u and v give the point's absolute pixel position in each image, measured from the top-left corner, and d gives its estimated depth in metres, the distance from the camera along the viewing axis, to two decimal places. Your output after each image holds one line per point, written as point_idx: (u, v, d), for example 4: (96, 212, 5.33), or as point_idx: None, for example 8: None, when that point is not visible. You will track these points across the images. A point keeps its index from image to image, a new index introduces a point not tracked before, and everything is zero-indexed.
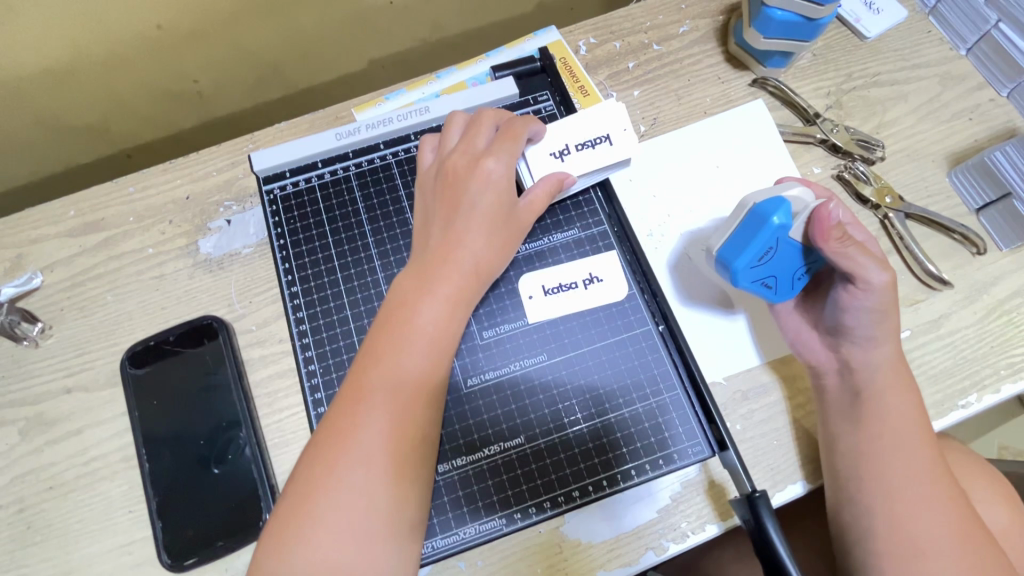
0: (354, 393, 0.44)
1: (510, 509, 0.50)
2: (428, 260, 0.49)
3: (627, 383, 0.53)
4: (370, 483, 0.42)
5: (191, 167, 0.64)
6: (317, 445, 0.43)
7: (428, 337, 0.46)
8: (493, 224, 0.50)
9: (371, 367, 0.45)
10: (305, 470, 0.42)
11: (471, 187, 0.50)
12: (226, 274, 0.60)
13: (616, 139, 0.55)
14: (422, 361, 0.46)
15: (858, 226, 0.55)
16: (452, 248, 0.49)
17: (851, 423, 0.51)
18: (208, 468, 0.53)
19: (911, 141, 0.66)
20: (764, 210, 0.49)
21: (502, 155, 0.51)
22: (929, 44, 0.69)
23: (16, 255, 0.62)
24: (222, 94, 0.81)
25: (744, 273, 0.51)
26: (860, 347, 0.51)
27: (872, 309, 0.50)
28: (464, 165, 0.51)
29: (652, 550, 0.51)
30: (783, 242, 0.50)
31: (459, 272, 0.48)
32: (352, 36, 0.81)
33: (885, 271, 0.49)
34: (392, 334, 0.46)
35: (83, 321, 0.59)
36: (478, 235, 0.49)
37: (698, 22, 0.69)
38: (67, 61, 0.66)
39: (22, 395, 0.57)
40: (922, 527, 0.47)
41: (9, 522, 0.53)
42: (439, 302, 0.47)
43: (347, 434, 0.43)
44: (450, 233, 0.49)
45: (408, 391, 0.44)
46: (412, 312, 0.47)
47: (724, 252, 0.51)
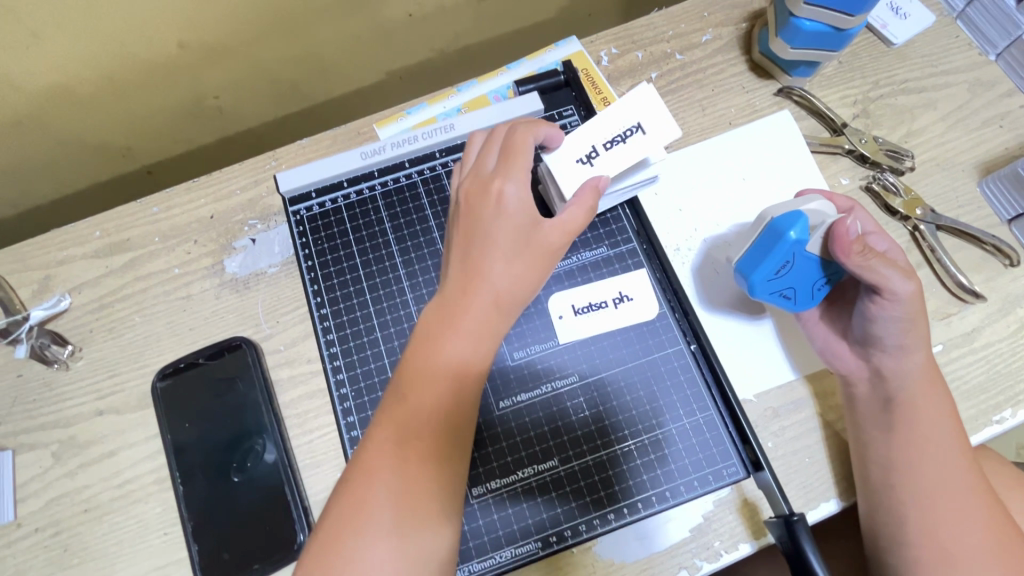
0: (377, 434, 0.44)
1: (545, 532, 0.50)
2: (449, 293, 0.47)
3: (659, 404, 0.53)
4: (394, 520, 0.41)
5: (214, 186, 0.64)
6: (345, 480, 0.44)
7: (450, 375, 0.45)
8: (516, 252, 0.47)
9: (394, 406, 0.45)
10: (333, 505, 0.43)
11: (490, 215, 0.48)
12: (253, 294, 0.60)
13: (649, 126, 0.52)
14: (444, 401, 0.44)
15: (883, 235, 0.55)
16: (472, 279, 0.47)
17: (882, 430, 0.50)
18: (228, 476, 0.53)
19: (941, 150, 0.65)
20: (780, 224, 0.49)
21: (519, 177, 0.48)
22: (957, 50, 0.68)
23: (43, 276, 0.62)
24: (241, 109, 0.81)
25: (760, 285, 0.51)
26: (889, 356, 0.50)
27: (899, 318, 0.49)
28: (478, 191, 0.49)
29: (686, 569, 0.51)
30: (799, 256, 0.50)
31: (480, 305, 0.46)
32: (370, 48, 0.80)
33: (910, 280, 0.48)
34: (414, 372, 0.45)
35: (112, 343, 0.59)
36: (497, 264, 0.47)
37: (721, 31, 0.69)
38: (89, 81, 0.66)
39: (54, 418, 0.57)
40: (964, 549, 0.47)
41: (45, 545, 0.54)
42: (458, 338, 0.45)
43: (371, 474, 0.43)
44: (468, 264, 0.47)
45: (431, 431, 0.44)
46: (432, 348, 0.45)
47: (741, 265, 0.52)
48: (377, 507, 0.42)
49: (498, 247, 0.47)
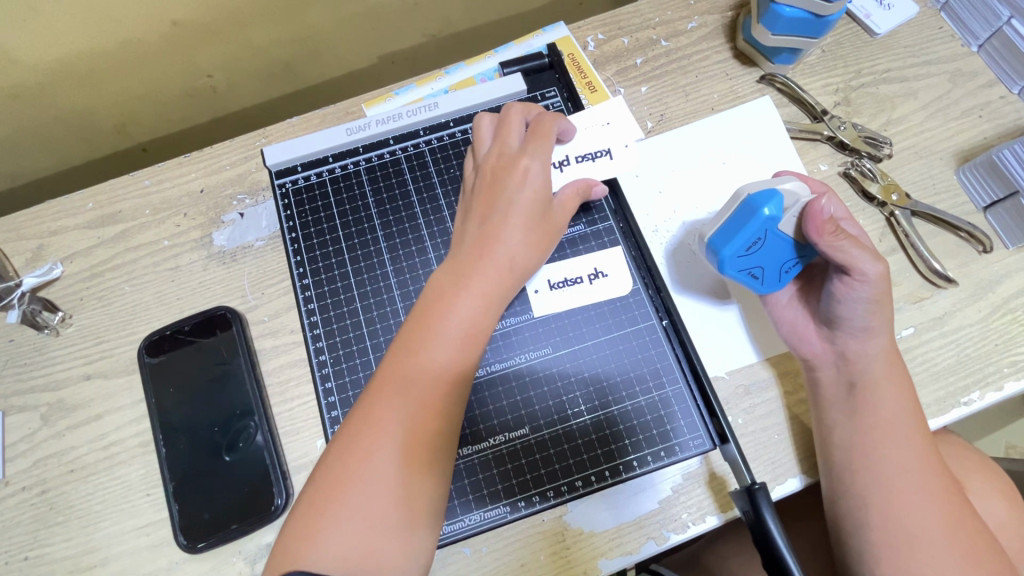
0: (389, 384, 0.45)
1: (514, 497, 0.52)
2: (467, 257, 0.49)
3: (630, 376, 0.55)
4: (400, 469, 0.42)
5: (203, 162, 0.65)
6: (349, 435, 0.43)
7: (465, 334, 0.47)
8: (528, 222, 0.50)
9: (405, 362, 0.45)
10: (334, 456, 0.43)
11: (510, 187, 0.51)
12: (239, 265, 0.62)
13: (617, 154, 0.57)
14: (457, 359, 0.46)
15: (852, 222, 0.56)
16: (490, 245, 0.49)
17: (843, 414, 0.51)
18: (219, 455, 0.54)
19: (920, 138, 0.65)
20: (755, 200, 0.49)
21: (537, 153, 0.52)
22: (940, 41, 0.69)
23: (37, 246, 0.63)
24: (235, 89, 0.83)
25: (730, 260, 0.52)
26: (856, 338, 0.51)
27: (866, 300, 0.50)
28: (502, 166, 0.52)
29: (653, 540, 0.52)
30: (771, 234, 0.50)
31: (496, 269, 0.49)
32: (362, 31, 0.82)
33: (879, 262, 0.49)
34: (428, 330, 0.46)
35: (102, 310, 0.61)
36: (516, 233, 0.50)
37: (706, 18, 0.69)
38: (85, 57, 0.67)
39: (43, 381, 0.59)
40: (917, 521, 0.48)
41: (32, 503, 0.55)
42: (475, 297, 0.48)
43: (381, 426, 0.43)
44: (489, 231, 0.50)
45: (442, 386, 0.45)
46: (447, 306, 0.47)
47: (713, 241, 0.52)
48: (385, 456, 0.42)
49: (513, 217, 0.50)
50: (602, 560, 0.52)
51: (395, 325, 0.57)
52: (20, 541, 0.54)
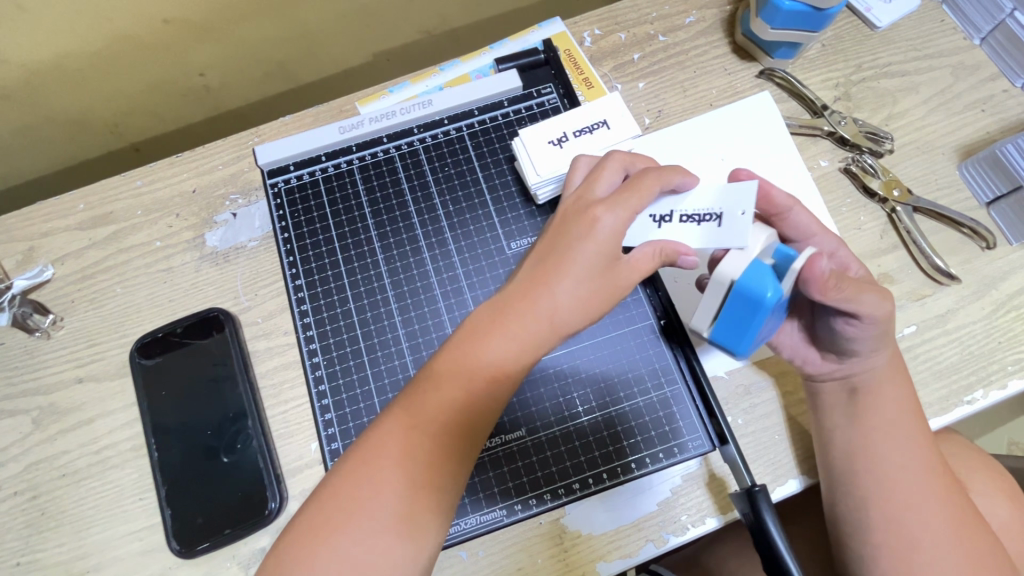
0: (410, 417, 0.42)
1: (510, 500, 0.52)
2: (514, 303, 0.42)
3: (628, 376, 0.54)
4: (407, 502, 0.40)
5: (196, 162, 0.64)
6: (362, 453, 0.41)
7: (492, 377, 0.42)
8: (584, 271, 0.42)
9: (430, 394, 0.42)
10: (340, 472, 0.41)
11: (572, 233, 0.43)
12: (232, 266, 0.61)
13: (613, 123, 0.58)
14: (484, 401, 0.42)
15: (826, 233, 0.54)
16: (534, 290, 0.42)
17: (841, 417, 0.50)
18: (214, 459, 0.54)
19: (921, 133, 0.64)
20: (753, 294, 0.42)
21: (615, 206, 0.43)
22: (942, 34, 0.68)
23: (27, 247, 0.63)
24: (228, 87, 0.82)
25: (748, 350, 0.45)
26: (861, 359, 0.49)
27: (873, 334, 0.47)
28: (573, 212, 0.45)
29: (652, 542, 0.51)
30: (776, 310, 0.44)
31: (533, 320, 0.42)
32: (356, 27, 0.81)
33: (883, 300, 0.45)
34: (458, 362, 0.42)
35: (93, 312, 0.60)
36: (567, 282, 0.42)
37: (704, 13, 0.68)
38: (74, 57, 0.67)
39: (35, 385, 0.58)
40: (916, 520, 0.47)
41: (24, 508, 0.55)
42: (512, 346, 0.41)
43: (396, 454, 0.40)
44: (540, 274, 0.43)
45: (465, 423, 0.42)
46: (480, 341, 0.42)
47: (722, 338, 0.45)
48: (396, 482, 0.40)
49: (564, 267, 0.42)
50: (600, 563, 0.51)
51: (389, 327, 0.57)
52: (12, 547, 0.54)
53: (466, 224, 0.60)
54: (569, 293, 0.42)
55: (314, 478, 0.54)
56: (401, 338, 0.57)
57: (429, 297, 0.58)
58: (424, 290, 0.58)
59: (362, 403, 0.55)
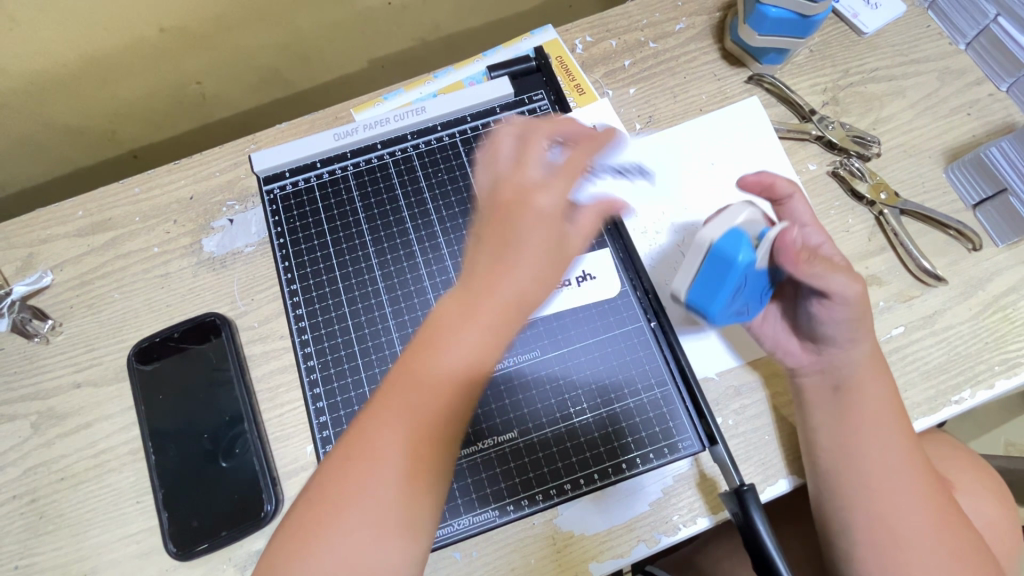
0: (377, 424, 0.39)
1: (503, 501, 0.52)
2: (472, 290, 0.40)
3: (620, 378, 0.55)
4: (390, 513, 0.38)
5: (193, 169, 0.65)
6: (330, 469, 0.39)
7: (459, 378, 0.39)
8: (541, 248, 0.41)
9: (397, 399, 0.39)
10: (312, 491, 0.39)
11: (523, 217, 0.42)
12: (229, 271, 0.62)
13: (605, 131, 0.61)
14: (455, 401, 0.40)
15: (818, 228, 0.55)
16: (493, 277, 0.40)
17: (829, 415, 0.51)
18: (211, 462, 0.54)
19: (908, 136, 0.65)
20: (731, 255, 0.47)
21: (557, 186, 0.42)
22: (928, 39, 0.69)
23: (27, 254, 0.63)
24: (226, 94, 0.83)
25: (722, 313, 0.49)
26: (841, 348, 0.51)
27: (846, 317, 0.50)
28: (516, 194, 0.43)
29: (644, 542, 0.52)
30: (750, 275, 0.48)
31: (494, 306, 0.40)
32: (352, 36, 0.82)
33: (854, 281, 0.48)
34: (421, 361, 0.39)
35: (91, 317, 0.61)
36: (527, 265, 0.41)
37: (694, 20, 0.69)
38: (73, 66, 0.68)
39: (33, 389, 0.59)
40: (903, 519, 0.48)
41: (22, 511, 0.55)
42: (479, 335, 0.39)
43: (365, 471, 0.38)
44: (497, 262, 0.41)
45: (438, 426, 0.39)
46: (439, 340, 0.40)
47: (694, 296, 0.49)
48: (377, 495, 0.38)
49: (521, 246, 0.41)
50: (593, 563, 0.52)
51: (383, 329, 0.58)
52: (10, 550, 0.54)
53: (459, 229, 0.61)
54: (529, 273, 0.41)
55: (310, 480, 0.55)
56: (395, 341, 0.57)
57: (422, 300, 0.59)
58: (417, 293, 0.59)
59: (357, 406, 0.56)
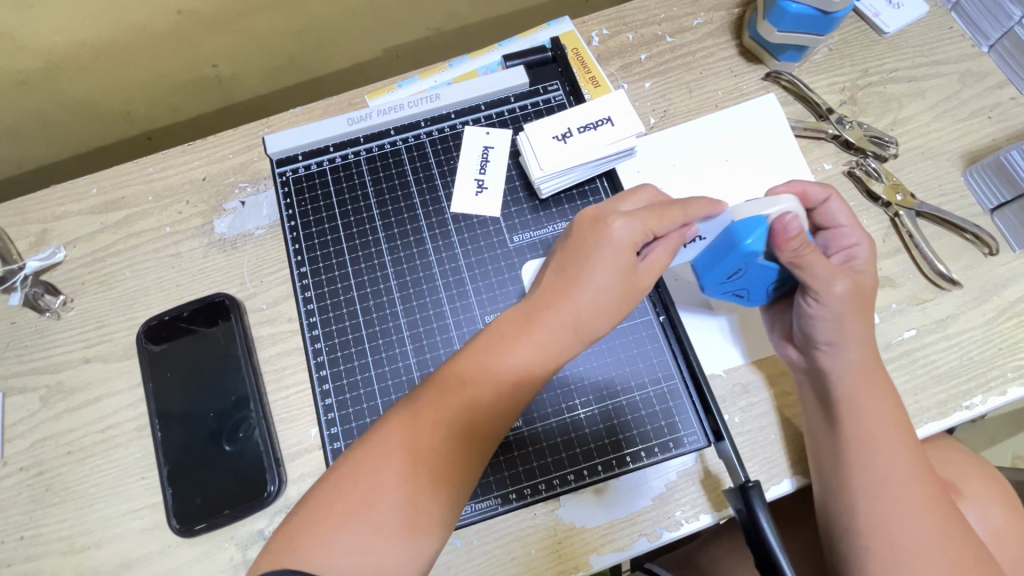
0: (435, 408, 0.43)
1: (504, 490, 0.52)
2: (540, 308, 0.46)
3: (626, 371, 0.55)
4: (421, 489, 0.41)
5: (206, 150, 0.65)
6: (373, 441, 0.42)
7: (514, 380, 0.45)
8: (610, 278, 0.46)
9: (456, 393, 0.44)
10: (357, 456, 0.42)
11: (595, 247, 0.47)
12: (239, 253, 0.62)
13: (617, 119, 0.58)
14: (505, 401, 0.45)
15: (856, 231, 0.52)
16: (557, 299, 0.46)
17: (826, 422, 0.51)
18: (217, 444, 0.54)
19: (926, 138, 0.65)
20: (736, 233, 0.48)
21: (638, 221, 0.46)
22: (950, 41, 0.68)
23: (41, 229, 0.64)
24: (241, 77, 0.83)
25: (711, 284, 0.53)
26: (821, 352, 0.51)
27: (827, 319, 0.49)
28: (588, 226, 0.48)
29: (646, 537, 0.51)
30: (751, 266, 0.50)
31: (558, 324, 0.46)
32: (368, 23, 0.82)
33: (839, 282, 0.48)
34: (482, 365, 0.45)
35: (102, 294, 0.61)
36: (593, 295, 0.46)
37: (713, 15, 0.69)
38: (91, 45, 0.68)
39: (43, 364, 0.60)
40: (910, 528, 0.47)
41: (29, 483, 0.56)
42: (535, 347, 0.45)
43: (416, 449, 0.42)
44: (562, 283, 0.47)
45: (480, 419, 0.44)
46: (503, 348, 0.45)
47: (697, 263, 0.54)
48: (409, 473, 0.41)
49: (589, 274, 0.46)
50: (593, 556, 0.51)
51: (391, 316, 0.58)
52: (17, 521, 0.55)
53: (470, 217, 0.61)
54: (593, 298, 0.46)
55: (312, 463, 0.55)
56: (402, 327, 0.57)
57: (431, 287, 0.58)
58: (427, 281, 0.59)
59: (362, 390, 0.56)
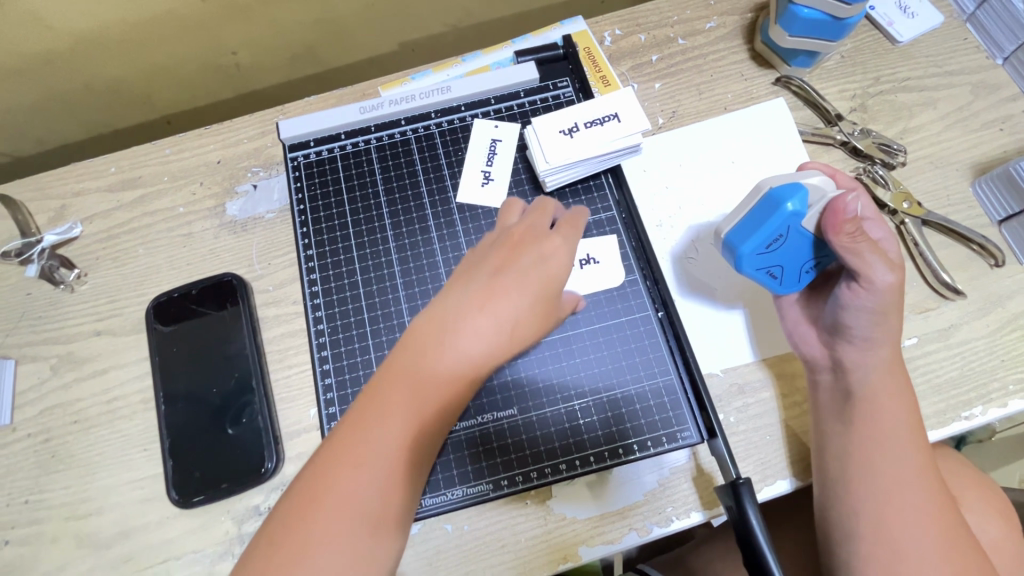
0: (362, 433, 0.39)
1: (498, 476, 0.53)
2: (466, 313, 0.42)
3: (621, 365, 0.56)
4: (366, 526, 0.37)
5: (222, 134, 0.67)
6: (305, 486, 0.38)
7: (447, 384, 0.41)
8: (536, 286, 0.44)
9: (385, 410, 0.40)
10: (292, 506, 0.38)
11: (526, 259, 0.45)
12: (249, 235, 0.63)
13: (624, 116, 0.58)
14: (444, 405, 0.41)
15: (879, 223, 0.53)
16: (487, 300, 0.42)
17: (839, 423, 0.50)
18: (221, 428, 0.55)
19: (936, 148, 0.64)
20: (779, 195, 0.49)
21: (565, 241, 0.46)
22: (964, 51, 0.68)
23: (60, 205, 0.66)
24: (260, 66, 0.85)
25: (749, 258, 0.50)
26: (854, 346, 0.50)
27: (870, 310, 0.49)
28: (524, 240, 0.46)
29: (635, 531, 0.52)
30: (794, 230, 0.49)
31: (490, 329, 0.42)
32: (386, 17, 0.83)
33: (891, 272, 0.48)
34: (410, 375, 0.40)
35: (115, 270, 0.63)
36: (525, 301, 0.43)
37: (725, 19, 0.69)
38: (116, 28, 0.70)
39: (55, 334, 0.61)
40: (910, 533, 0.47)
41: (36, 449, 0.57)
42: (467, 349, 0.41)
43: (352, 486, 0.38)
44: (492, 287, 0.43)
45: (420, 435, 0.40)
46: (428, 355, 0.41)
47: (733, 235, 0.51)
48: (348, 512, 0.37)
49: (518, 283, 0.43)
50: (582, 547, 0.52)
51: (394, 301, 0.59)
52: (22, 485, 0.56)
53: (476, 208, 0.61)
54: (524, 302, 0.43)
55: (310, 443, 0.56)
56: (404, 312, 0.58)
57: (433, 274, 0.59)
58: (430, 268, 0.60)
59: (362, 371, 0.57)
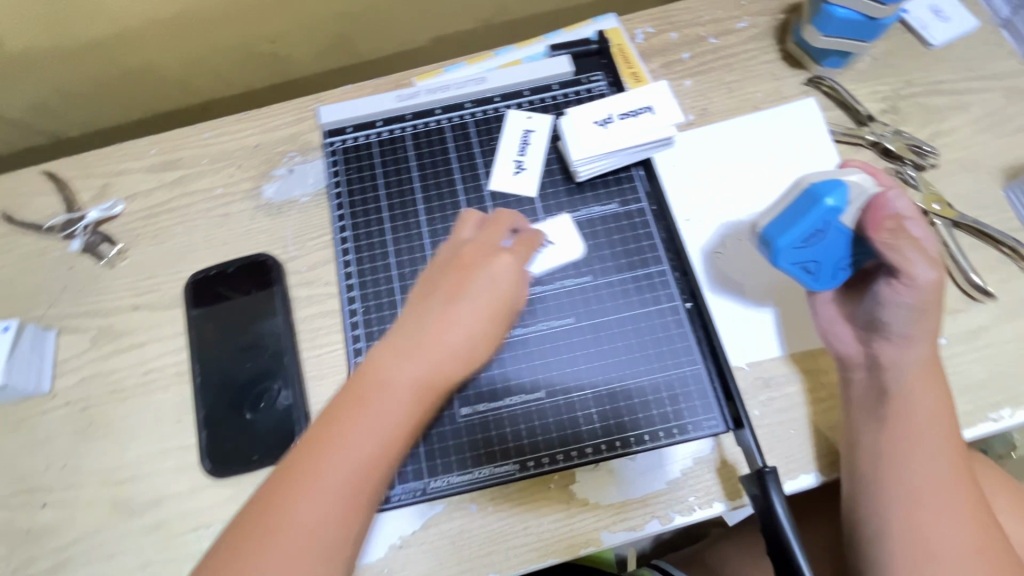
0: (335, 433, 0.44)
1: (526, 458, 0.54)
2: (425, 334, 0.47)
3: (649, 353, 0.56)
4: (335, 512, 0.43)
5: (260, 119, 0.69)
6: (285, 474, 0.44)
7: (414, 395, 0.46)
8: (476, 310, 0.48)
9: (358, 415, 0.45)
10: (275, 486, 0.44)
11: (478, 278, 0.49)
12: (284, 217, 0.65)
13: (658, 108, 0.60)
14: (410, 412, 0.46)
15: (920, 222, 0.49)
16: (444, 322, 0.47)
17: (872, 422, 0.51)
18: (241, 412, 0.57)
19: (968, 151, 0.64)
20: (819, 190, 0.49)
21: (516, 260, 0.50)
22: (999, 56, 0.68)
23: (102, 183, 0.68)
24: (295, 57, 0.87)
25: (785, 252, 0.51)
26: (892, 343, 0.50)
27: (910, 307, 0.49)
28: (474, 259, 0.50)
29: (658, 519, 0.52)
30: (832, 226, 0.49)
31: (450, 349, 0.47)
32: (420, 12, 0.85)
33: (933, 270, 0.48)
34: (375, 386, 0.46)
35: (154, 247, 0.65)
36: (474, 321, 0.48)
37: (757, 19, 0.70)
38: (161, 16, 0.73)
39: (94, 307, 0.63)
40: (936, 532, 0.47)
41: (74, 416, 0.59)
42: (421, 363, 0.46)
43: (323, 476, 0.43)
44: (443, 312, 0.47)
45: (389, 440, 0.45)
46: (385, 369, 0.46)
47: (770, 229, 0.51)
48: (321, 501, 0.43)
49: (459, 305, 0.48)
50: (604, 533, 0.52)
51: None
52: (60, 451, 0.58)
53: (508, 196, 0.63)
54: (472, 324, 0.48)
55: None
56: None
57: None
58: None
59: None
